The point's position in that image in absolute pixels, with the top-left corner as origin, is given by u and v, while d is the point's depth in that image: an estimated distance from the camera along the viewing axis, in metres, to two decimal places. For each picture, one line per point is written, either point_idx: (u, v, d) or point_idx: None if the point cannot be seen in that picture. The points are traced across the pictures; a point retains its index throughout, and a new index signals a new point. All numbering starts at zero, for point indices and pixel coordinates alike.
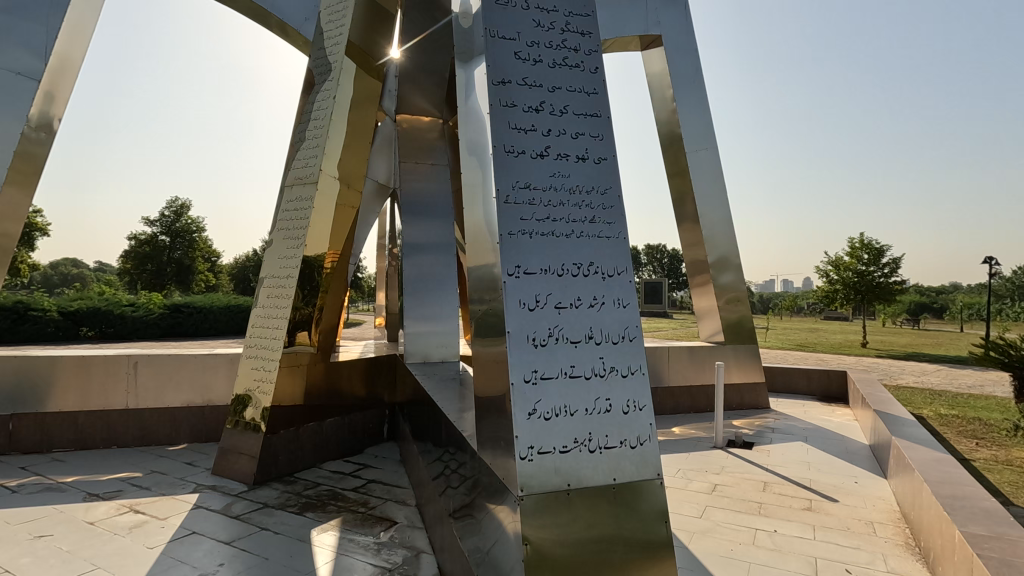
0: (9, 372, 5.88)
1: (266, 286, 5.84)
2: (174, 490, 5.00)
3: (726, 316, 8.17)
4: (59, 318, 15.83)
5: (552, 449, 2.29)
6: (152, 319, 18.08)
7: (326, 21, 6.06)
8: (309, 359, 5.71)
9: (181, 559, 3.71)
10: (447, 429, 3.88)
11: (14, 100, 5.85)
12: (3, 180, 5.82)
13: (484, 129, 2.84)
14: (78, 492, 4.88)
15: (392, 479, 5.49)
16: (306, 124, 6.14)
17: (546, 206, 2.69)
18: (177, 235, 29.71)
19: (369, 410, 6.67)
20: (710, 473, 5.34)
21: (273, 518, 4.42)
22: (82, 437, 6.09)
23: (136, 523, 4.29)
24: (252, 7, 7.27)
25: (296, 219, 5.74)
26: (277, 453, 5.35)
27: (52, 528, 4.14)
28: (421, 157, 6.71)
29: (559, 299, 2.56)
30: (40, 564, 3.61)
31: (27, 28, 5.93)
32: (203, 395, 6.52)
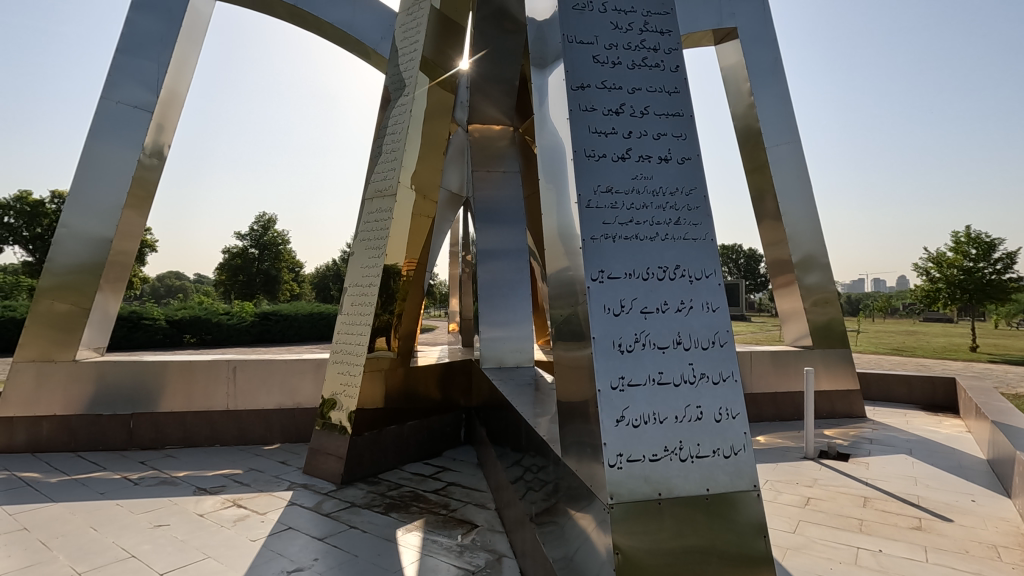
0: (129, 375, 6.51)
1: (349, 295, 6.14)
2: (270, 487, 5.34)
3: (813, 319, 7.69)
4: (165, 327, 17.31)
5: (642, 456, 2.24)
6: (244, 326, 19.45)
7: (402, 38, 6.31)
8: (390, 364, 5.93)
9: (280, 553, 3.94)
10: (525, 434, 3.90)
11: (131, 130, 6.51)
12: (123, 203, 6.49)
13: (563, 134, 2.85)
14: (188, 486, 5.33)
15: (470, 482, 5.58)
16: (383, 138, 6.41)
17: (628, 208, 2.65)
18: (265, 248, 31.73)
19: (445, 413, 6.83)
20: (802, 485, 5.03)
21: (360, 517, 4.60)
22: (189, 435, 6.63)
23: (238, 517, 4.61)
24: (333, 31, 7.69)
25: (376, 229, 5.99)
26: (362, 454, 5.58)
27: (168, 519, 4.54)
28: (493, 165, 6.82)
29: (644, 303, 2.51)
30: (160, 552, 3.95)
31: (142, 66, 6.59)
32: (292, 398, 6.95)
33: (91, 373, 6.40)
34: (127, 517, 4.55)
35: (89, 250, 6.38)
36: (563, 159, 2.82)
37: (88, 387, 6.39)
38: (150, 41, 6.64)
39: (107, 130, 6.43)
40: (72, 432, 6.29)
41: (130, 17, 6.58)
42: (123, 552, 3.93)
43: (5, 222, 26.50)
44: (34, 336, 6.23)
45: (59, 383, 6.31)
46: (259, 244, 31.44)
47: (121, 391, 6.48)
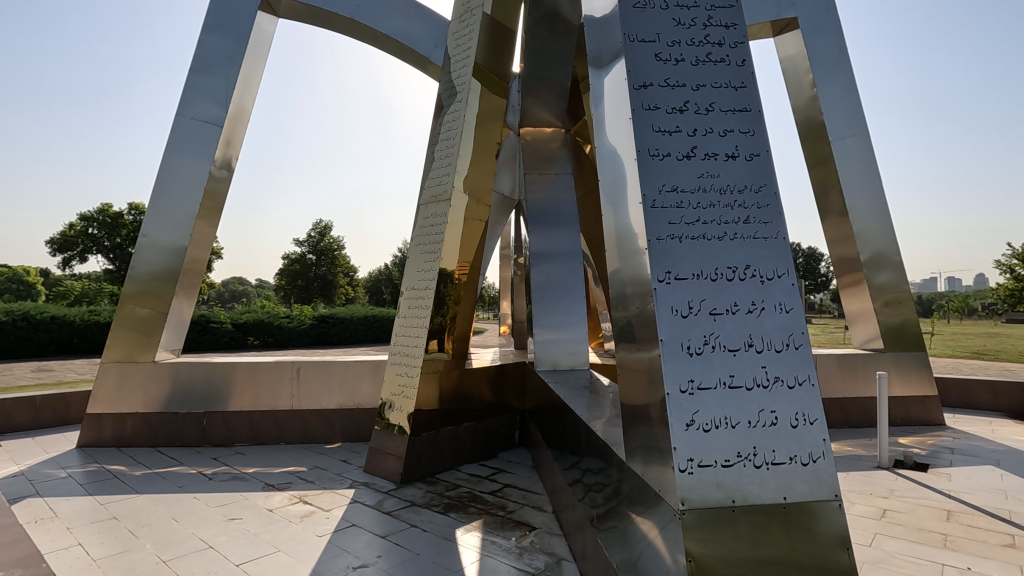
0: (202, 375, 6.89)
1: (406, 299, 6.27)
2: (334, 485, 5.52)
3: (885, 321, 7.27)
4: (231, 329, 18.23)
5: (714, 462, 2.18)
6: (303, 329, 20.25)
7: (454, 45, 6.42)
8: (445, 366, 6.01)
9: (345, 549, 4.07)
10: (585, 436, 3.89)
11: (204, 145, 6.90)
12: (197, 214, 6.90)
13: (624, 134, 2.82)
14: (258, 482, 5.58)
15: (527, 484, 5.59)
16: (437, 144, 6.55)
17: (694, 208, 2.60)
18: (322, 254, 32.89)
19: (500, 416, 6.89)
20: (876, 496, 4.76)
21: (420, 517, 4.68)
22: (257, 433, 6.96)
23: (305, 513, 4.79)
24: (388, 41, 7.90)
25: (431, 234, 6.10)
26: (420, 454, 5.69)
27: (241, 513, 4.77)
28: (545, 167, 6.84)
29: (713, 305, 2.45)
30: (234, 544, 4.15)
31: (213, 83, 6.98)
32: (352, 398, 7.20)
33: (169, 374, 6.81)
34: (204, 510, 4.81)
35: (166, 258, 6.79)
36: (625, 159, 2.79)
37: (166, 387, 6.81)
38: (220, 59, 7.02)
39: (182, 145, 6.84)
40: (153, 429, 6.71)
41: (203, 38, 6.99)
42: (201, 543, 4.15)
43: (89, 232, 28.65)
44: (118, 339, 6.68)
45: (141, 382, 6.75)
46: (316, 250, 32.59)
47: (195, 391, 6.87)
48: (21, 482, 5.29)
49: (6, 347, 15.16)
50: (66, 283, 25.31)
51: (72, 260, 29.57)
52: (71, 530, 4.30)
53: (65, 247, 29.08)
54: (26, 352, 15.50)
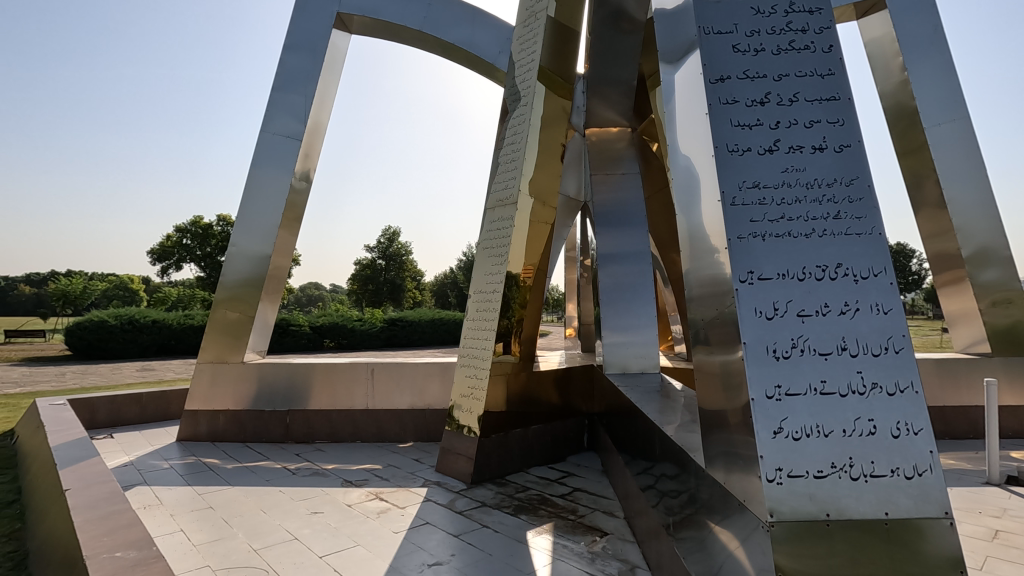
0: (286, 375, 7.30)
1: (475, 302, 6.36)
2: (407, 483, 5.69)
3: (991, 322, 6.62)
4: (309, 332, 19.25)
5: (805, 473, 2.07)
6: (375, 331, 21.02)
7: (519, 50, 6.47)
8: (512, 369, 6.04)
9: (419, 546, 4.17)
10: (659, 441, 3.78)
11: (285, 159, 7.33)
12: (280, 224, 7.34)
13: (700, 131, 2.74)
14: (337, 478, 5.84)
15: (597, 489, 5.51)
16: (503, 148, 6.61)
17: (778, 204, 2.49)
18: (391, 259, 34.05)
19: (568, 419, 6.86)
20: (986, 516, 4.33)
21: (492, 518, 4.72)
22: (335, 431, 7.28)
23: (381, 509, 4.96)
24: (454, 50, 8.06)
25: (498, 238, 6.17)
26: (490, 455, 5.75)
27: (323, 507, 5.01)
28: (611, 168, 6.74)
29: (801, 306, 2.34)
30: (317, 536, 4.36)
31: (293, 100, 7.40)
32: (423, 399, 7.41)
33: (256, 374, 7.28)
34: (289, 503, 5.10)
35: (253, 266, 7.26)
36: (702, 156, 2.71)
37: (253, 385, 7.27)
38: (299, 77, 7.43)
39: (266, 159, 7.30)
40: (242, 425, 7.18)
41: (283, 59, 7.43)
42: (287, 535, 4.39)
43: (184, 243, 31.18)
44: (212, 342, 7.21)
45: (232, 381, 7.24)
46: (385, 255, 33.79)
47: (279, 390, 7.29)
48: (131, 471, 5.80)
49: (115, 348, 16.74)
50: (165, 290, 27.72)
51: (169, 270, 32.31)
52: (174, 516, 4.67)
53: (164, 256, 31.74)
54: (132, 353, 17.04)
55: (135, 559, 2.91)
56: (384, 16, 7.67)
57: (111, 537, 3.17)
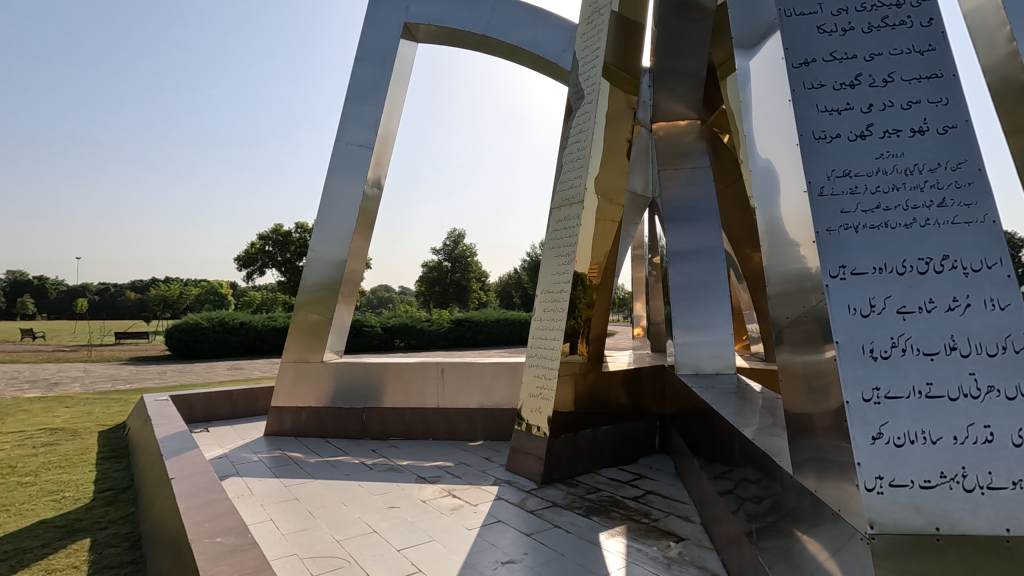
0: (362, 374, 7.63)
1: (542, 302, 6.37)
2: (479, 481, 5.78)
3: None
4: (381, 333, 20.05)
5: (909, 482, 1.93)
6: (442, 331, 21.52)
7: (583, 48, 6.42)
8: (581, 369, 5.99)
9: (493, 543, 4.23)
10: (738, 445, 3.62)
11: (358, 167, 7.64)
12: (354, 230, 7.66)
13: (781, 119, 2.63)
14: (411, 474, 6.03)
15: (670, 492, 5.37)
16: (567, 147, 6.58)
17: (873, 193, 2.34)
18: (456, 260, 34.71)
19: (639, 420, 6.73)
20: None
21: (563, 518, 4.71)
22: (408, 429, 7.51)
23: (455, 506, 5.07)
24: (517, 51, 8.09)
25: (565, 237, 6.14)
26: (560, 455, 5.74)
27: (399, 502, 5.18)
28: (679, 162, 6.53)
29: (901, 302, 2.19)
30: (395, 530, 4.52)
31: (364, 110, 7.71)
32: (493, 398, 7.51)
33: (334, 372, 7.64)
34: (368, 497, 5.31)
35: (330, 271, 7.63)
36: (784, 146, 2.60)
37: (332, 384, 7.63)
38: (369, 87, 7.73)
39: (340, 168, 7.64)
40: (322, 421, 7.55)
41: (355, 71, 7.75)
42: (367, 527, 4.57)
43: (267, 250, 33.28)
44: (294, 342, 7.63)
45: (313, 380, 7.64)
46: (451, 257, 34.50)
47: (355, 388, 7.62)
48: (225, 462, 6.25)
49: (208, 348, 18.10)
50: (251, 294, 29.77)
51: (254, 275, 34.62)
52: (264, 506, 4.99)
53: (249, 262, 34.04)
54: (223, 353, 18.35)
55: (233, 545, 3.13)
56: (448, 23, 7.83)
57: (212, 523, 3.43)
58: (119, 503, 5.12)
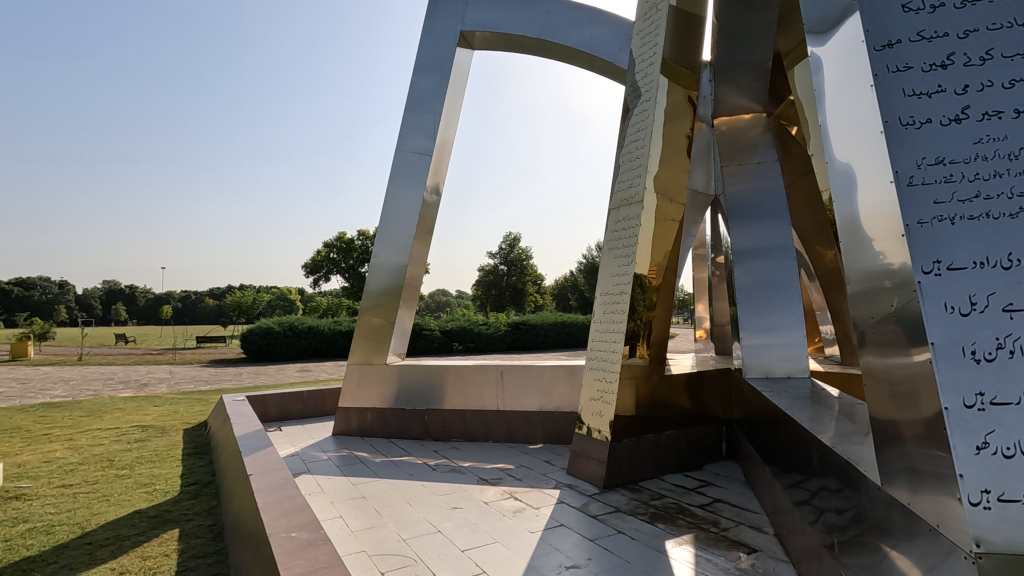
0: (424, 376, 7.79)
1: (602, 304, 6.29)
2: (541, 484, 5.76)
3: None
4: (439, 336, 20.47)
5: (1020, 497, 1.80)
6: (499, 334, 21.71)
7: (640, 45, 6.29)
8: (643, 372, 5.85)
9: (556, 547, 4.20)
10: (816, 452, 3.42)
11: (417, 174, 7.83)
12: (413, 235, 7.84)
13: (863, 106, 2.47)
14: (473, 475, 6.09)
15: (740, 501, 5.15)
16: (625, 146, 6.47)
17: (971, 181, 2.17)
18: (512, 263, 34.87)
19: (704, 425, 6.50)
20: None
21: (627, 524, 4.62)
22: (469, 430, 7.59)
23: (517, 508, 5.08)
24: (570, 53, 8.00)
25: (624, 237, 6.03)
26: (622, 460, 5.63)
27: (462, 503, 5.24)
28: (743, 157, 6.26)
29: (1007, 299, 2.03)
30: (459, 531, 4.57)
31: (422, 119, 7.89)
32: (552, 401, 7.47)
33: (397, 375, 7.85)
34: (432, 497, 5.41)
35: (392, 276, 7.85)
36: (866, 135, 2.45)
37: (395, 386, 7.83)
38: (428, 96, 7.91)
39: (400, 176, 7.85)
40: (386, 422, 7.76)
41: (414, 82, 7.95)
42: (432, 527, 4.65)
43: (331, 257, 34.72)
44: (359, 345, 7.90)
45: (377, 382, 7.87)
46: (507, 261, 34.72)
47: (417, 390, 7.79)
48: (297, 460, 6.54)
49: (279, 351, 19.05)
50: (316, 300, 31.14)
51: (319, 282, 36.21)
52: (334, 503, 5.18)
53: (315, 269, 35.64)
54: (293, 356, 19.26)
55: (307, 539, 3.26)
56: (503, 29, 7.89)
57: (287, 518, 3.58)
58: (203, 497, 5.46)
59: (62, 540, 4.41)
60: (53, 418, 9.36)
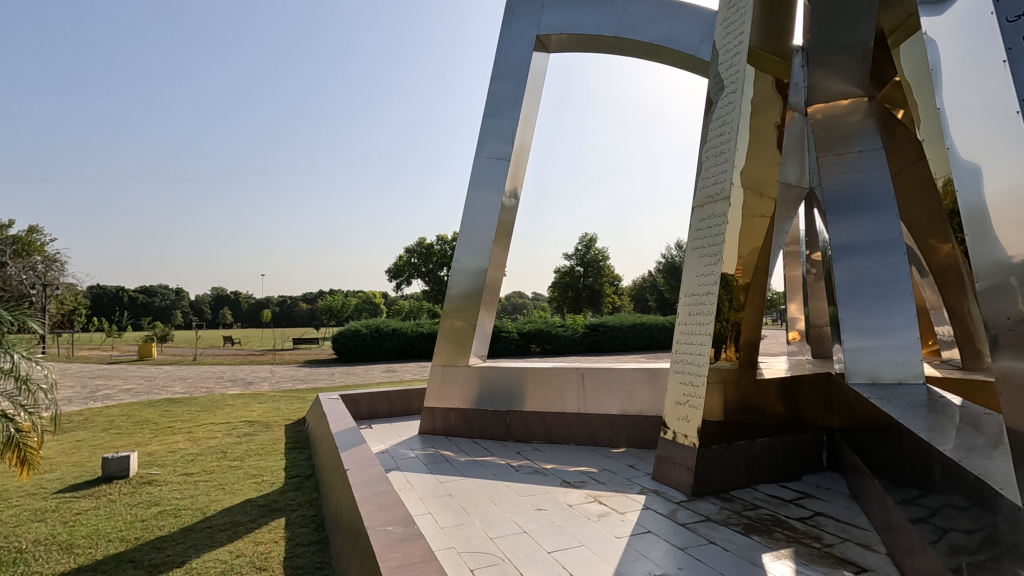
0: (505, 378, 7.91)
1: (686, 305, 6.10)
2: (625, 488, 5.67)
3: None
4: (517, 338, 20.73)
5: None
6: (577, 336, 21.57)
7: (723, 35, 6.03)
8: (732, 376, 5.59)
9: (644, 554, 4.11)
10: (937, 466, 3.12)
11: (496, 179, 7.95)
12: (493, 240, 7.98)
13: (991, 86, 2.27)
14: (556, 478, 6.09)
15: (845, 516, 4.79)
16: (708, 141, 6.23)
17: None
18: (589, 265, 34.45)
19: (803, 433, 6.10)
20: None
21: (719, 534, 4.43)
22: (550, 433, 7.61)
23: (602, 512, 5.02)
24: (650, 49, 7.81)
25: (710, 236, 5.81)
26: (712, 467, 5.42)
27: (546, 504, 5.27)
28: (842, 146, 5.74)
29: None
30: (544, 532, 4.59)
31: (501, 125, 8.02)
32: (635, 405, 7.31)
33: (479, 376, 8.01)
34: (516, 498, 5.47)
35: (472, 280, 8.02)
36: (998, 118, 2.24)
37: (478, 387, 8.00)
38: (505, 102, 8.03)
39: (479, 182, 8.03)
40: (469, 422, 7.94)
41: (492, 88, 8.11)
42: (517, 527, 4.70)
43: (413, 262, 36.16)
44: (442, 348, 8.14)
45: (459, 383, 8.07)
46: (583, 262, 34.43)
47: (499, 392, 7.91)
48: (387, 457, 6.85)
49: (367, 353, 20.07)
50: (399, 303, 32.47)
51: (402, 285, 37.79)
52: (423, 500, 5.38)
53: (397, 274, 37.26)
54: (379, 357, 20.23)
55: (402, 534, 3.41)
56: (579, 30, 7.86)
57: (383, 512, 3.77)
58: (305, 489, 5.86)
59: (187, 522, 4.90)
60: (176, 412, 10.41)
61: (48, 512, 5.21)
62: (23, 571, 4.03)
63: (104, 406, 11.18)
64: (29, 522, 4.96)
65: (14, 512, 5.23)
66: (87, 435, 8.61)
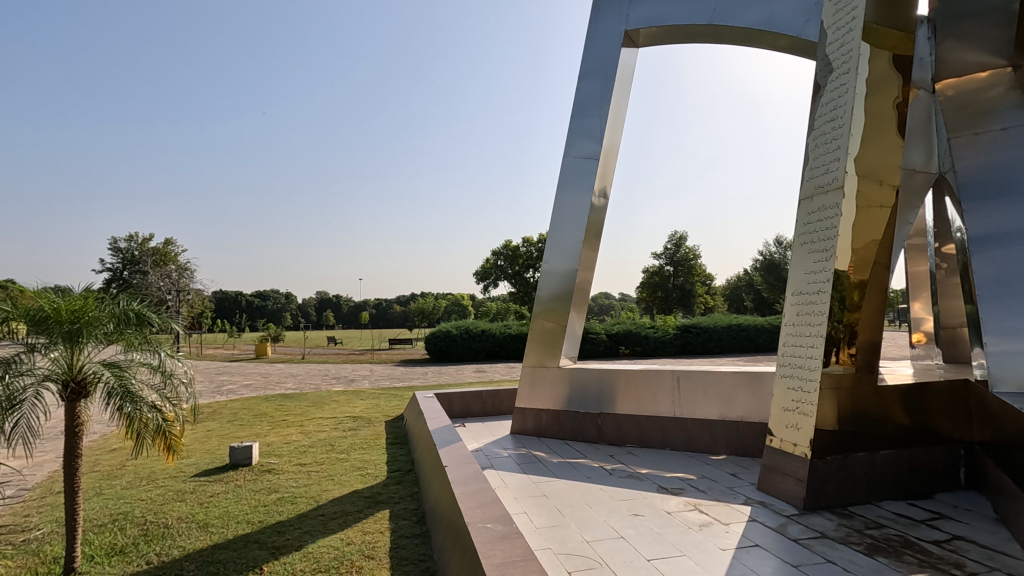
0: (596, 380, 7.81)
1: (793, 305, 5.67)
2: (727, 498, 5.39)
3: None
4: (605, 340, 20.44)
5: None
6: (669, 338, 20.88)
7: (832, 12, 5.57)
8: (848, 382, 5.14)
9: (753, 570, 3.87)
10: None
11: (585, 179, 7.88)
12: (582, 240, 7.90)
13: None
14: (652, 483, 5.92)
15: (991, 542, 4.23)
16: (815, 128, 5.77)
17: None
18: (679, 264, 33.26)
19: (934, 446, 5.47)
20: None
21: (838, 552, 4.08)
22: (644, 437, 7.41)
23: (703, 522, 4.80)
24: (748, 34, 7.37)
25: (821, 231, 5.38)
26: (826, 480, 5.01)
27: (644, 510, 5.12)
28: (981, 123, 5.05)
29: None
30: (643, 539, 4.46)
31: (589, 124, 7.94)
32: (736, 410, 6.92)
33: (569, 377, 7.97)
34: (612, 501, 5.37)
35: (562, 282, 8.00)
36: None
37: (568, 388, 7.96)
38: (594, 100, 7.95)
39: (568, 182, 8.00)
40: (560, 423, 7.92)
41: (580, 88, 8.05)
42: (614, 532, 4.62)
43: (499, 264, 36.78)
44: (533, 349, 8.19)
45: (550, 384, 8.07)
46: (673, 261, 33.26)
47: (590, 393, 7.82)
48: (481, 456, 7.00)
49: (457, 353, 20.69)
50: (487, 305, 33.19)
51: (489, 288, 38.58)
52: (518, 499, 5.43)
53: (485, 276, 38.10)
54: (469, 358, 20.78)
55: (503, 532, 3.46)
56: (669, 22, 7.63)
57: (482, 510, 3.84)
58: (405, 483, 6.12)
59: (303, 509, 5.29)
60: (289, 407, 11.31)
61: (187, 493, 5.85)
62: (170, 544, 4.54)
63: (230, 400, 12.40)
64: (172, 501, 5.60)
65: (160, 492, 5.93)
66: (217, 425, 9.58)
